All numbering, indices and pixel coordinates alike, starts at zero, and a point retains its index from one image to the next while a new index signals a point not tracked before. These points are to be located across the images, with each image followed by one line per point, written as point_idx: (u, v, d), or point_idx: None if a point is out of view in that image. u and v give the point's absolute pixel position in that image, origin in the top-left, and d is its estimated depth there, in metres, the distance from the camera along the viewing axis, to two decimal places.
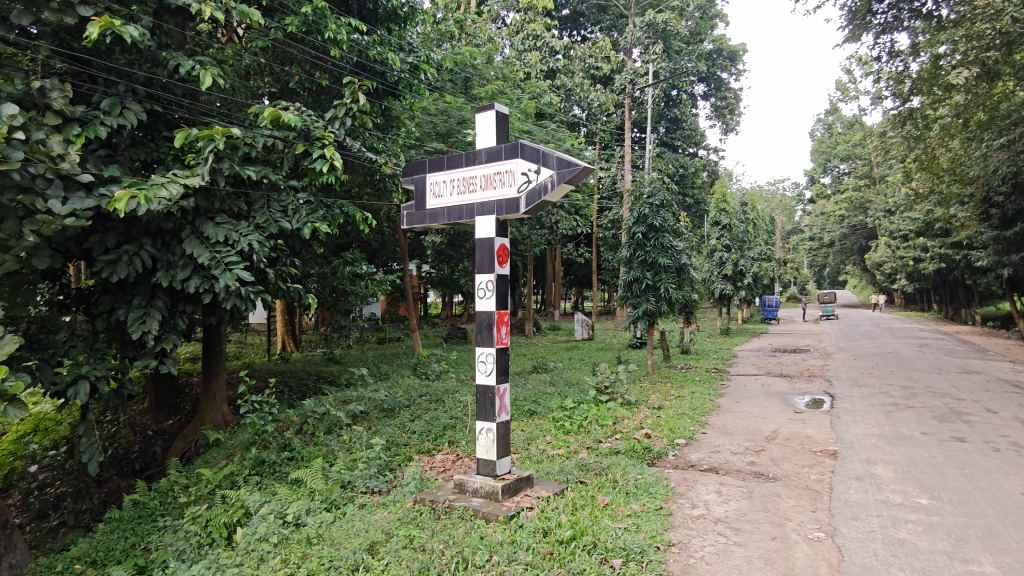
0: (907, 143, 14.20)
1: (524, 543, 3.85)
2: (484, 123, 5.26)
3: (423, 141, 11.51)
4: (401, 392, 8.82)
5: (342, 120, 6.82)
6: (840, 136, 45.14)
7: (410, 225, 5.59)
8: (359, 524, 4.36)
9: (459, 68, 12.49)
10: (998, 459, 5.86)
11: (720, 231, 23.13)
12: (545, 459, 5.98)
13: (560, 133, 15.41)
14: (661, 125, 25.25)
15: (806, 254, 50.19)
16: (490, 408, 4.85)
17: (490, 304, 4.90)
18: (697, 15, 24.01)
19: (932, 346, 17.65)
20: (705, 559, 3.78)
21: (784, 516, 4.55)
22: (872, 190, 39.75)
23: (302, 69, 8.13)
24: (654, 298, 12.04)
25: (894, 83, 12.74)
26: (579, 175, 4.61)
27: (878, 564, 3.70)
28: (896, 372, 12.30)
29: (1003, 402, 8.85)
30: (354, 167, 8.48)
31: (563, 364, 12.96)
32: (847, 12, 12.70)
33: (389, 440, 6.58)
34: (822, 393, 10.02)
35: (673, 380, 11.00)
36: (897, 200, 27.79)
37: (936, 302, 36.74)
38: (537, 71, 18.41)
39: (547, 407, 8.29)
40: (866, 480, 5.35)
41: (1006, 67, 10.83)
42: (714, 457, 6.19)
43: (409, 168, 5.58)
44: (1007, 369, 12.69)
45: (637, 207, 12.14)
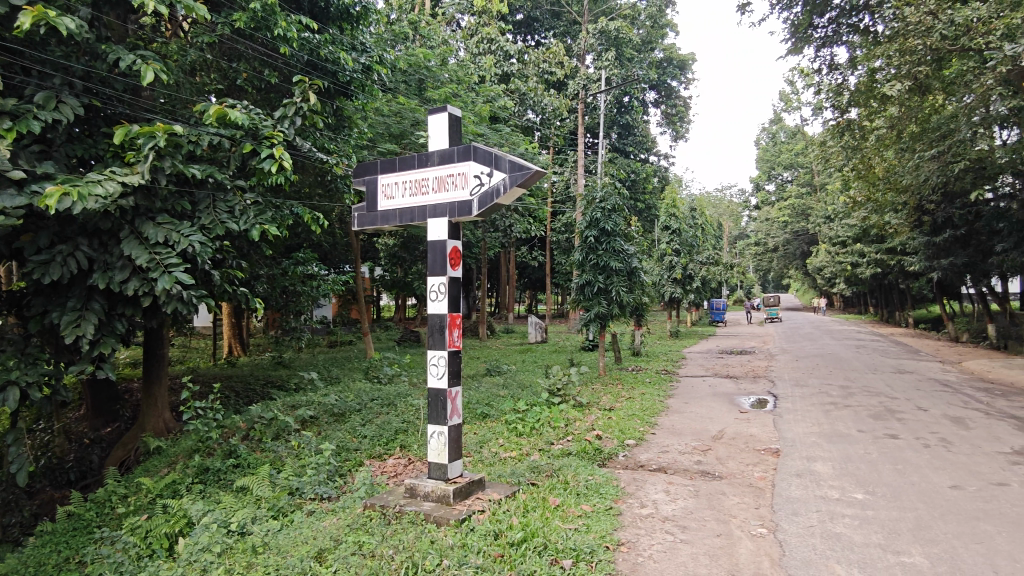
0: (845, 152, 14.84)
1: (475, 546, 3.84)
2: (436, 125, 5.23)
3: (375, 142, 11.36)
4: (352, 396, 8.69)
5: (291, 120, 6.66)
6: (784, 145, 46.77)
7: (361, 226, 5.52)
8: (308, 532, 4.26)
9: (413, 69, 12.42)
10: (928, 455, 6.15)
11: (670, 236, 23.62)
12: (498, 462, 5.98)
13: (515, 137, 15.47)
14: (613, 130, 25.64)
15: (752, 259, 51.79)
16: (441, 412, 4.82)
17: (442, 306, 4.86)
18: (648, 24, 24.51)
19: (869, 347, 18.41)
20: (653, 558, 3.85)
21: (729, 513, 4.67)
22: (813, 198, 41.30)
23: (251, 66, 8.04)
24: (606, 301, 12.18)
25: (833, 95, 13.41)
26: (531, 179, 4.62)
27: (816, 558, 3.83)
28: (835, 372, 12.78)
29: (932, 401, 9.32)
30: (304, 168, 8.34)
31: (517, 366, 13.00)
32: (790, 25, 13.35)
33: (339, 445, 6.48)
34: (766, 393, 10.35)
35: (623, 382, 11.17)
36: (836, 208, 29.00)
37: (873, 306, 38.39)
38: (492, 74, 18.43)
39: (500, 410, 8.31)
40: (806, 476, 5.54)
41: (936, 81, 11.43)
42: (662, 457, 6.30)
43: (360, 169, 5.51)
44: (937, 370, 13.36)
45: (589, 212, 12.22)
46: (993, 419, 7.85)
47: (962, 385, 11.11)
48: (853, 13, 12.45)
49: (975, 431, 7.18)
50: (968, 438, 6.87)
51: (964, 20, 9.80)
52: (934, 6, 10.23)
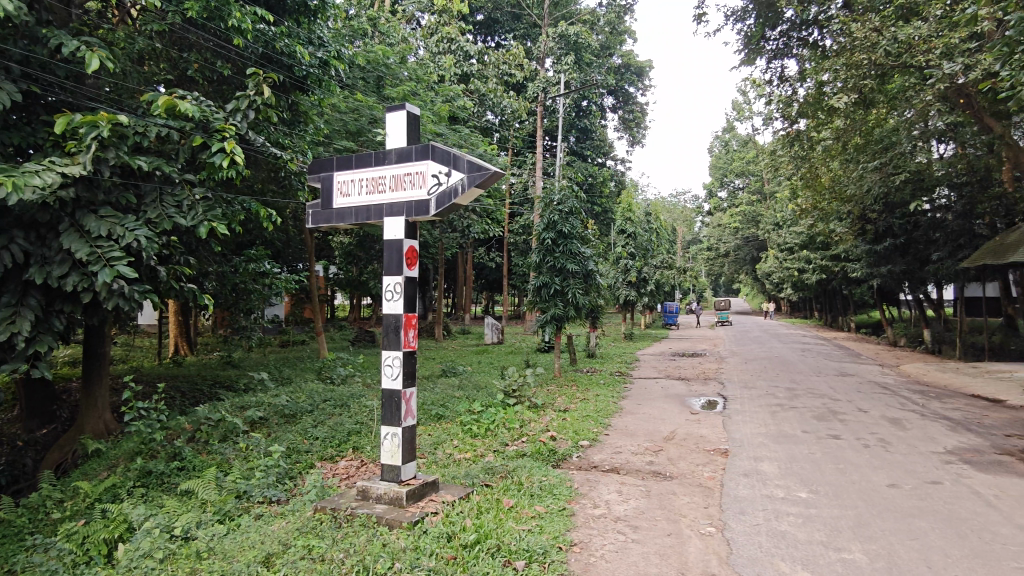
0: (795, 162, 15.35)
1: (427, 549, 3.80)
2: (393, 123, 5.18)
3: (331, 138, 11.21)
4: (303, 397, 8.53)
5: (244, 113, 6.46)
6: (736, 153, 48.01)
7: (316, 223, 5.42)
8: (255, 536, 4.15)
9: (371, 66, 12.26)
10: (867, 455, 6.40)
11: (625, 240, 23.98)
12: (452, 463, 5.95)
13: (474, 138, 15.44)
14: (572, 134, 25.83)
15: (704, 263, 52.97)
16: (395, 413, 4.77)
17: (397, 306, 4.81)
18: (607, 30, 24.79)
19: (814, 350, 19.06)
20: (605, 558, 3.88)
21: (678, 513, 4.76)
22: (764, 205, 42.53)
23: (202, 57, 7.75)
24: (562, 303, 12.27)
25: (783, 106, 13.92)
26: (489, 180, 4.62)
27: (762, 556, 3.94)
28: (782, 374, 13.19)
29: (873, 402, 9.70)
30: (258, 163, 8.16)
31: (472, 367, 13.01)
32: (743, 37, 13.74)
33: (289, 447, 6.34)
34: (716, 394, 10.58)
35: (578, 383, 11.27)
36: (785, 216, 29.95)
37: (817, 310, 39.79)
38: (451, 74, 18.35)
39: (455, 411, 8.28)
40: (753, 476, 5.70)
41: (881, 96, 11.86)
42: (615, 458, 6.38)
43: (315, 165, 5.40)
44: (877, 372, 13.92)
45: (547, 214, 12.25)
46: (928, 420, 8.21)
47: (899, 387, 11.62)
48: (803, 27, 12.99)
49: (912, 432, 7.49)
50: (905, 438, 7.16)
51: (906, 38, 10.26)
52: (879, 25, 10.78)
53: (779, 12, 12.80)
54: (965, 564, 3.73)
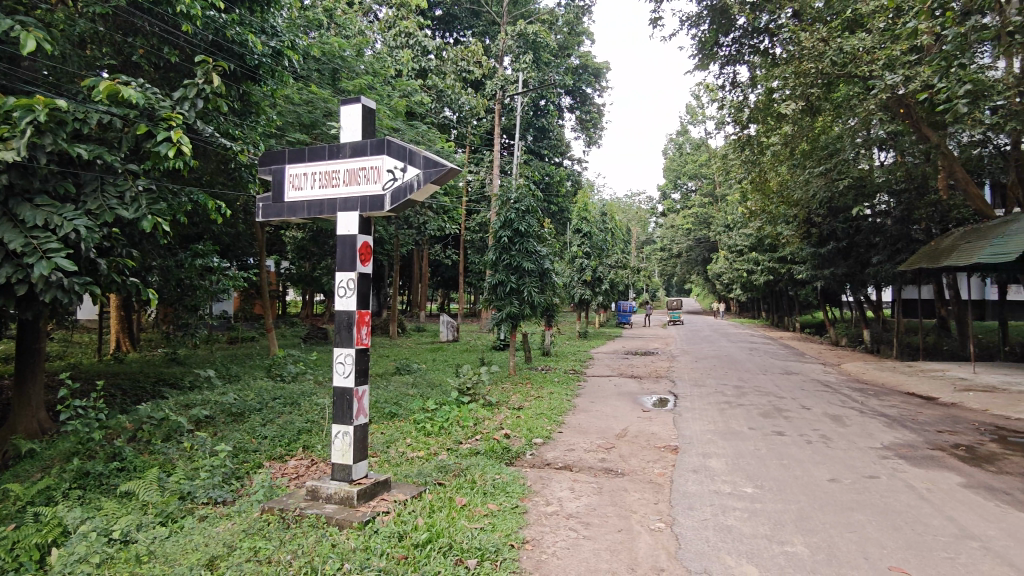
0: (745, 166, 15.79)
1: (378, 549, 3.76)
2: (349, 116, 5.08)
3: (284, 130, 10.97)
4: (252, 395, 8.31)
5: (191, 102, 6.22)
6: (689, 156, 49.07)
7: (266, 217, 5.25)
8: (198, 538, 4.03)
9: (327, 57, 12.05)
10: (810, 450, 6.63)
11: (581, 239, 24.21)
12: (405, 462, 5.89)
13: (431, 134, 15.35)
14: (529, 133, 25.92)
15: (657, 264, 53.96)
16: (347, 411, 4.69)
17: (350, 303, 4.72)
18: (565, 30, 24.97)
19: (762, 350, 19.61)
20: (556, 555, 3.91)
21: (630, 509, 4.83)
22: (714, 207, 43.59)
23: (149, 43, 7.45)
24: (518, 301, 12.31)
25: (734, 111, 14.30)
26: (445, 176, 4.60)
27: (709, 550, 4.03)
28: (730, 373, 13.53)
29: (816, 400, 10.05)
30: (207, 155, 7.90)
31: (426, 364, 12.93)
32: (697, 42, 14.04)
33: (236, 446, 6.16)
34: (667, 392, 10.78)
35: (532, 382, 11.30)
36: (734, 218, 30.74)
37: (764, 310, 41.02)
38: (408, 68, 18.19)
39: (408, 409, 8.20)
40: (701, 472, 5.82)
41: (826, 104, 12.24)
42: (568, 456, 6.43)
43: (266, 158, 5.24)
44: (819, 371, 14.41)
45: (503, 212, 12.23)
46: (866, 417, 8.55)
47: (841, 385, 12.06)
48: (754, 34, 13.39)
49: (852, 428, 7.79)
50: (845, 434, 7.44)
51: (851, 49, 10.70)
52: (826, 35, 11.17)
53: (732, 20, 13.15)
54: (899, 555, 3.90)
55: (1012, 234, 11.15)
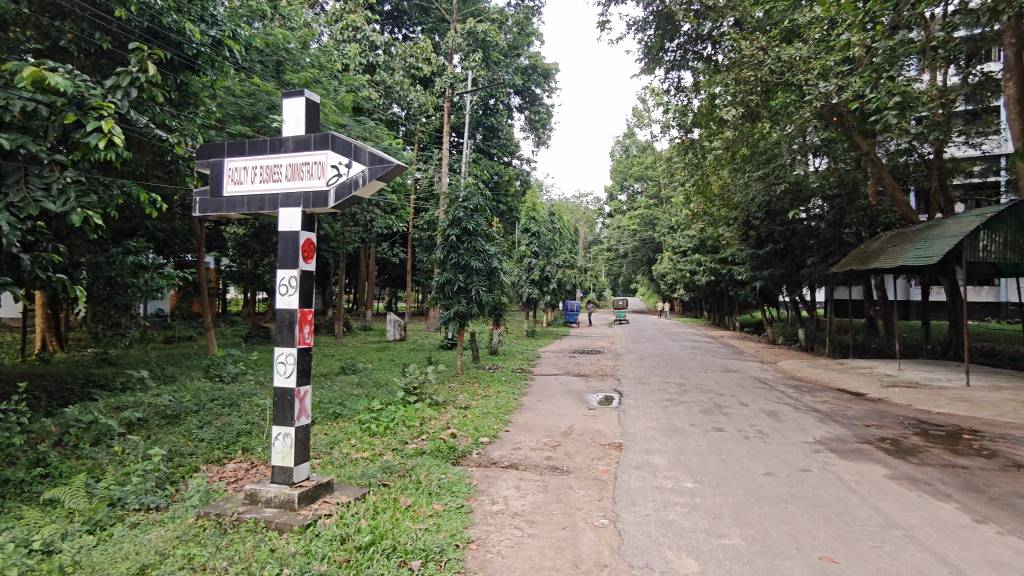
0: (689, 169, 16.25)
1: (319, 553, 3.68)
2: (292, 109, 4.95)
3: (224, 123, 10.63)
4: (189, 396, 8.03)
5: (125, 91, 5.93)
6: (635, 158, 49.97)
7: (203, 212, 5.06)
8: (129, 546, 3.84)
9: (270, 49, 11.73)
10: (747, 446, 6.85)
11: (529, 238, 24.34)
12: (348, 463, 5.79)
13: (379, 130, 15.13)
14: (478, 131, 25.88)
15: (604, 263, 54.74)
16: (287, 412, 4.58)
17: (292, 302, 4.61)
18: (515, 30, 25.03)
19: (703, 348, 20.14)
20: (501, 554, 3.90)
21: (574, 506, 4.88)
22: (659, 209, 44.52)
23: (77, 27, 7.12)
24: (465, 300, 12.27)
25: (679, 115, 14.68)
26: (392, 173, 4.57)
27: (650, 544, 4.12)
28: (673, 371, 13.86)
29: (753, 396, 10.39)
30: (142, 146, 7.56)
31: (372, 364, 12.74)
32: (643, 46, 14.34)
33: (171, 450, 5.92)
34: (612, 391, 10.95)
35: (480, 381, 11.30)
36: (678, 220, 31.45)
37: (707, 310, 42.14)
38: (356, 63, 17.88)
39: (353, 410, 8.06)
40: (644, 468, 5.94)
41: (765, 111, 12.69)
42: (514, 454, 6.45)
43: (203, 150, 5.04)
44: (756, 368, 14.93)
45: (452, 210, 12.18)
46: (800, 413, 8.90)
47: (777, 382, 12.51)
48: (697, 41, 13.74)
49: (787, 424, 8.09)
50: (780, 429, 7.73)
51: (788, 58, 11.16)
52: (764, 44, 11.58)
53: (677, 25, 13.45)
54: (828, 545, 4.07)
55: (934, 237, 11.76)
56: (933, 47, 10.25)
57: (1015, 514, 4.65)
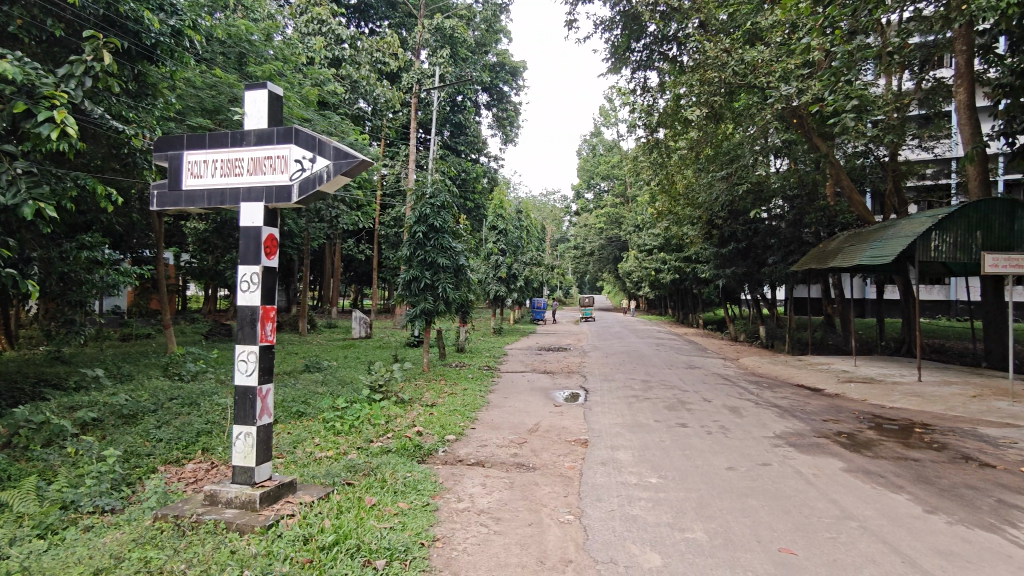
0: (653, 168, 16.45)
1: (281, 554, 3.62)
2: (254, 101, 4.85)
3: (183, 115, 10.37)
4: (146, 395, 7.83)
5: (78, 80, 5.75)
6: (602, 157, 50.36)
7: (161, 207, 4.93)
8: (82, 550, 3.72)
9: (232, 40, 11.48)
10: (709, 441, 6.97)
11: (496, 236, 24.30)
12: (312, 462, 5.72)
13: (344, 125, 14.90)
14: (446, 128, 25.74)
15: (570, 261, 55.07)
16: (249, 411, 4.49)
17: (254, 298, 4.52)
18: (483, 27, 24.92)
19: (667, 345, 20.45)
20: (467, 551, 3.90)
21: (540, 502, 4.91)
22: (625, 208, 44.94)
23: (28, 13, 6.76)
24: (432, 297, 12.20)
25: (645, 115, 14.84)
26: (357, 168, 4.52)
27: (615, 540, 4.15)
28: (638, 367, 14.01)
29: (716, 392, 10.58)
30: (96, 137, 7.31)
31: (337, 362, 12.57)
32: (610, 46, 14.44)
33: (127, 451, 5.75)
34: (578, 388, 11.02)
35: (446, 379, 11.24)
36: (643, 219, 31.81)
37: (671, 308, 42.72)
38: (321, 56, 17.60)
39: (317, 408, 7.95)
40: (609, 464, 6.00)
41: (728, 112, 12.89)
42: (480, 451, 6.44)
43: (161, 143, 4.91)
44: (719, 365, 15.20)
45: (419, 207, 12.11)
46: (761, 408, 9.09)
47: (739, 378, 12.75)
48: (663, 42, 13.92)
49: (748, 419, 8.25)
50: (741, 425, 7.88)
51: (751, 60, 11.37)
52: (728, 46, 11.79)
53: (643, 26, 13.60)
54: (787, 537, 4.17)
55: (889, 237, 12.13)
56: (889, 52, 10.56)
57: (963, 505, 4.83)
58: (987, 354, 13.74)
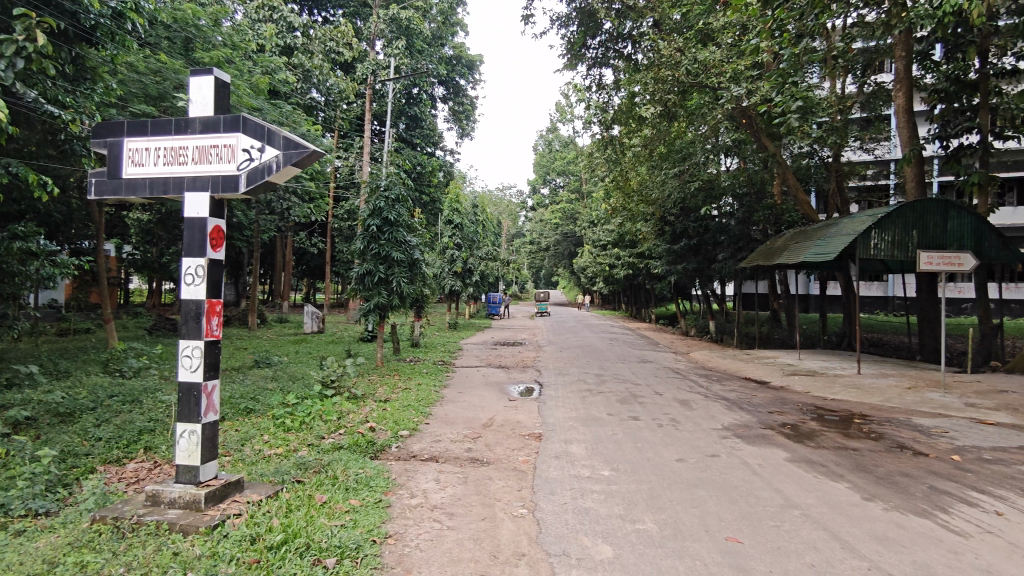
0: (608, 165, 16.64)
1: (227, 555, 3.53)
2: (198, 88, 4.68)
3: (126, 101, 9.96)
4: (84, 392, 7.52)
5: (8, 61, 5.39)
6: (558, 153, 50.62)
7: (99, 195, 4.72)
8: (11, 556, 3.53)
9: (178, 25, 11.06)
10: (661, 433, 7.10)
11: (452, 230, 24.16)
12: (260, 460, 5.58)
13: (296, 115, 14.56)
14: (401, 121, 25.45)
15: (527, 257, 55.24)
16: (194, 408, 4.35)
17: (199, 292, 4.38)
18: (439, 19, 24.65)
19: (621, 339, 20.74)
20: (420, 547, 3.88)
21: (493, 497, 4.92)
22: (581, 203, 45.27)
23: None
24: (386, 292, 12.02)
25: (600, 111, 15.00)
26: (307, 159, 4.42)
27: (568, 533, 4.19)
28: (592, 362, 14.16)
29: (667, 386, 10.79)
30: (31, 122, 7.02)
31: (289, 357, 12.30)
32: (566, 42, 14.49)
33: (63, 451, 5.49)
34: (533, 382, 11.06)
35: (400, 374, 11.14)
36: (598, 215, 32.14)
37: (625, 303, 43.34)
38: (271, 44, 17.15)
39: (266, 404, 7.78)
40: (563, 458, 6.05)
41: (681, 111, 13.12)
42: (434, 447, 6.41)
43: (99, 129, 4.69)
44: (670, 359, 15.50)
45: (372, 200, 11.97)
46: (710, 401, 9.31)
47: (690, 372, 13.03)
48: (618, 40, 14.10)
49: (697, 412, 8.45)
50: (690, 417, 8.06)
51: (703, 59, 11.59)
52: (681, 45, 11.98)
53: (599, 24, 13.72)
54: (734, 526, 4.28)
55: (831, 236, 12.56)
56: (834, 55, 10.92)
57: (899, 492, 5.06)
58: (921, 347, 14.38)
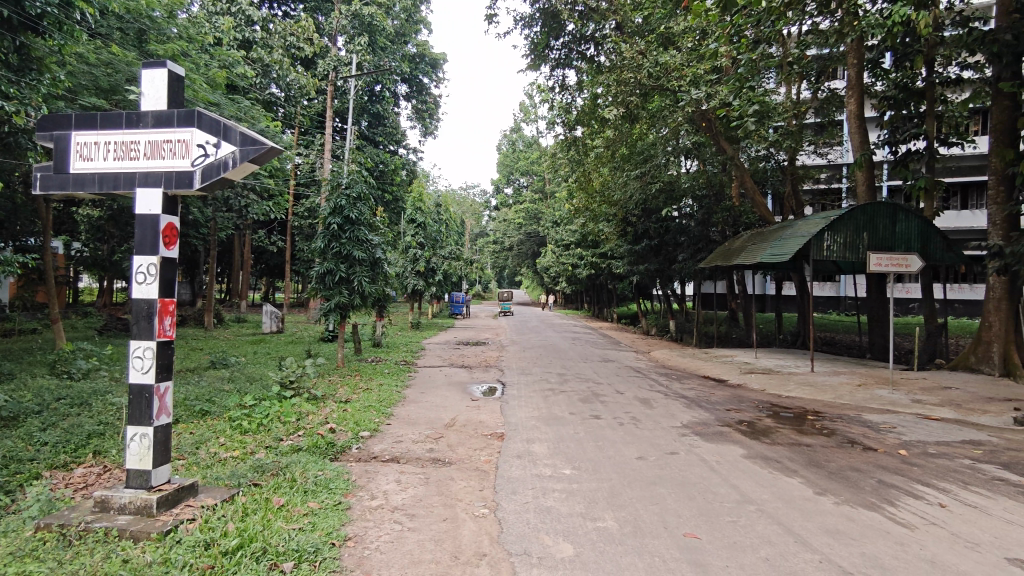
0: (571, 165, 16.75)
1: (180, 561, 3.43)
2: (151, 81, 4.53)
3: (75, 94, 9.61)
4: (28, 395, 7.21)
5: None
6: (522, 154, 50.75)
7: (44, 190, 4.52)
8: None
9: (131, 16, 10.70)
10: (622, 432, 7.18)
11: (415, 229, 23.99)
12: (216, 463, 5.44)
13: (254, 111, 14.25)
14: (363, 118, 25.18)
15: (490, 257, 55.25)
16: (145, 411, 4.22)
17: (151, 291, 4.25)
18: (402, 17, 24.46)
19: (583, 339, 20.91)
20: (380, 549, 3.84)
21: (455, 497, 4.90)
22: (544, 204, 45.47)
23: None
24: (347, 291, 11.87)
25: (563, 112, 15.09)
26: (265, 155, 4.34)
27: (530, 532, 4.20)
28: (554, 361, 14.25)
29: (628, 385, 10.91)
30: None
31: (247, 358, 12.04)
32: (530, 43, 14.52)
33: (5, 456, 5.27)
34: (496, 381, 11.06)
35: (361, 374, 10.99)
36: (562, 215, 32.35)
37: (588, 303, 43.72)
38: (228, 37, 16.76)
39: (222, 406, 7.59)
40: (524, 457, 6.06)
41: (643, 113, 13.30)
42: (395, 448, 6.35)
43: (45, 121, 4.50)
44: (631, 358, 15.70)
45: (333, 198, 11.77)
46: (670, 399, 9.45)
47: (650, 371, 13.21)
48: (582, 41, 14.19)
49: (658, 410, 8.56)
50: (651, 415, 8.17)
51: (664, 62, 11.77)
52: (642, 48, 12.15)
53: (562, 25, 13.79)
54: (691, 522, 4.36)
55: (787, 237, 12.89)
56: (790, 61, 11.20)
57: (849, 487, 5.22)
58: (871, 345, 14.89)
